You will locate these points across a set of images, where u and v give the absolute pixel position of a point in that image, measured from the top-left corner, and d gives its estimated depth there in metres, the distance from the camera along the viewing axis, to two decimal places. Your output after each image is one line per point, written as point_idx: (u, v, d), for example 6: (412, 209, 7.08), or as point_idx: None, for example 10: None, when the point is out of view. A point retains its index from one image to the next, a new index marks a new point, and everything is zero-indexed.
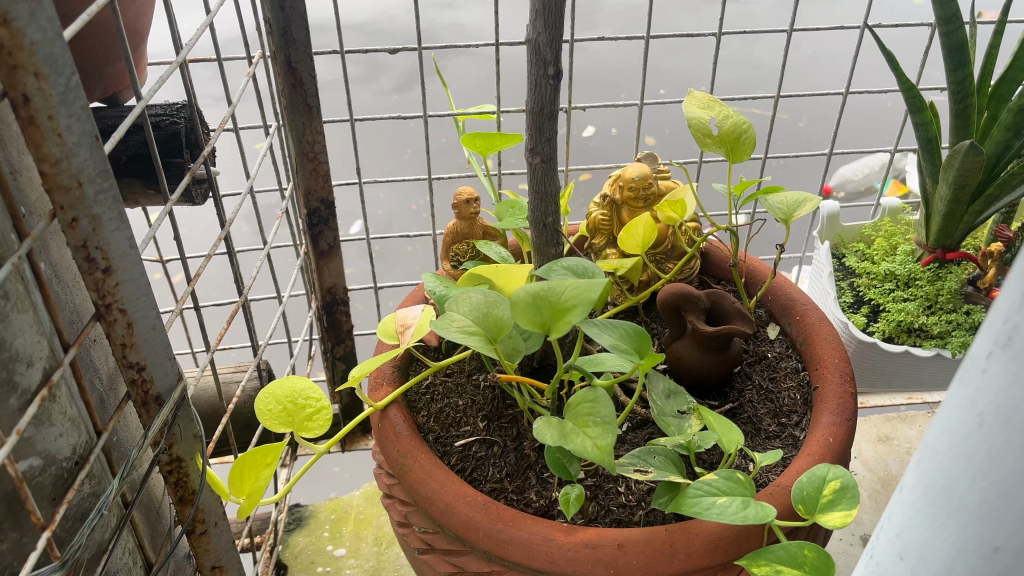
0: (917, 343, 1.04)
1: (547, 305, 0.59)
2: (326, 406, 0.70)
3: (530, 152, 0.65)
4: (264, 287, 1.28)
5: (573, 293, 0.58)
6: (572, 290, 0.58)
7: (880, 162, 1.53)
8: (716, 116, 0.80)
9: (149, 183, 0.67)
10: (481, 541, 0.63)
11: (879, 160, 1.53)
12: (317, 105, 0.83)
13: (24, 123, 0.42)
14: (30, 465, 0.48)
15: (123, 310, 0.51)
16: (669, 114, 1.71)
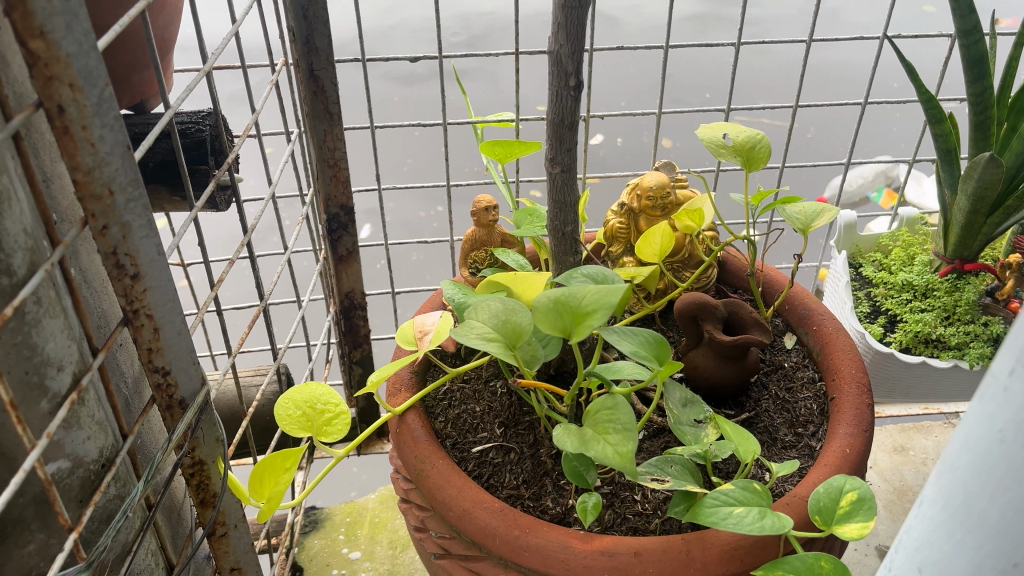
0: (935, 354, 1.03)
1: (568, 310, 0.59)
2: (345, 410, 0.71)
3: (549, 161, 0.65)
4: (284, 291, 1.29)
5: (593, 298, 0.59)
6: (592, 295, 0.59)
7: (875, 172, 1.52)
8: (731, 131, 0.79)
9: (175, 190, 0.67)
10: (498, 548, 0.64)
11: (874, 169, 1.52)
12: (338, 111, 0.84)
13: (59, 133, 0.43)
14: (58, 467, 0.49)
15: (150, 315, 0.52)
16: (687, 121, 1.71)
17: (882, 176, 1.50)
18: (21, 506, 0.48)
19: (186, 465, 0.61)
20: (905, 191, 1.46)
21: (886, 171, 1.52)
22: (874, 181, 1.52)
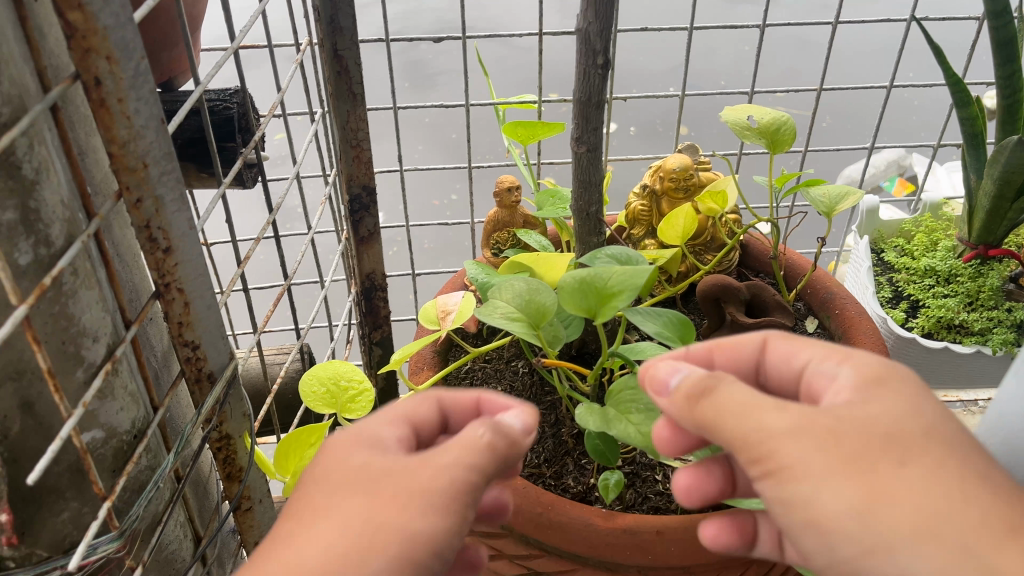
0: (957, 339, 1.03)
1: (594, 291, 0.59)
2: (368, 388, 0.72)
3: (575, 141, 0.65)
4: (307, 271, 1.30)
5: (620, 279, 0.59)
6: (618, 276, 0.59)
7: (887, 162, 1.50)
8: (755, 113, 0.79)
9: (203, 167, 0.68)
10: (520, 525, 0.64)
11: (885, 158, 1.50)
12: (361, 92, 0.84)
13: (95, 105, 0.43)
14: (93, 436, 0.50)
15: (182, 289, 0.52)
16: (708, 106, 1.70)
17: (894, 166, 1.48)
18: (57, 475, 0.49)
19: (214, 440, 0.62)
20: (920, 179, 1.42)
21: (897, 161, 1.50)
22: (886, 171, 1.50)
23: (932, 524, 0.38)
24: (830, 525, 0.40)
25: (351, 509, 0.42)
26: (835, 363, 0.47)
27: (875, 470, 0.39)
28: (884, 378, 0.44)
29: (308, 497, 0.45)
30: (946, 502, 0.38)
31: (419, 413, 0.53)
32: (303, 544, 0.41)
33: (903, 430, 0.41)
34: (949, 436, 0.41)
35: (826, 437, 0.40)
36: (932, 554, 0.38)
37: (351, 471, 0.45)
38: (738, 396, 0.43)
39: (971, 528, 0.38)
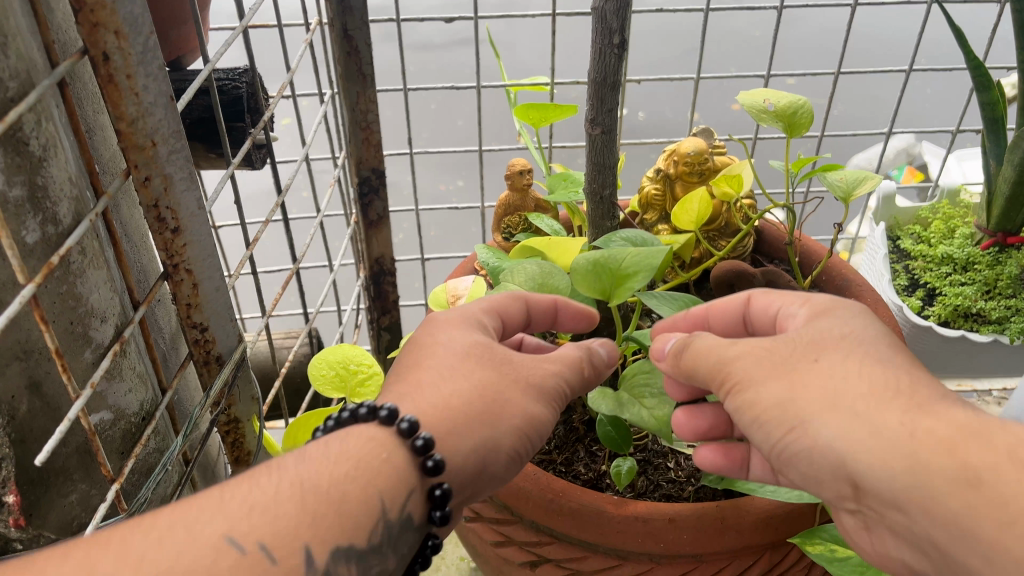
0: (974, 328, 1.01)
1: (608, 272, 0.59)
2: (377, 372, 0.71)
3: (590, 123, 0.64)
4: (316, 255, 1.29)
5: (634, 260, 0.58)
6: (632, 258, 0.58)
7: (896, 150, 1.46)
8: (772, 97, 0.78)
9: (212, 148, 0.67)
10: (531, 510, 0.63)
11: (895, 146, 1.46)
12: (371, 73, 0.83)
13: (103, 82, 0.42)
14: (102, 418, 0.50)
15: (190, 270, 0.52)
16: (721, 91, 1.68)
17: (903, 155, 1.44)
18: (65, 456, 0.48)
19: (222, 423, 0.62)
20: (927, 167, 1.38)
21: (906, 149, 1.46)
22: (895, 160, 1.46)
23: (834, 398, 0.44)
24: (759, 416, 0.47)
25: (482, 370, 0.51)
26: (792, 303, 0.54)
27: (795, 369, 0.47)
28: (830, 311, 0.51)
29: (425, 356, 0.53)
30: (845, 380, 0.45)
31: (512, 305, 0.59)
32: (441, 388, 0.50)
33: (825, 340, 0.48)
34: (864, 338, 0.48)
35: (769, 356, 0.48)
36: (836, 422, 0.44)
37: (472, 342, 0.53)
38: (705, 341, 0.51)
39: (866, 398, 0.44)
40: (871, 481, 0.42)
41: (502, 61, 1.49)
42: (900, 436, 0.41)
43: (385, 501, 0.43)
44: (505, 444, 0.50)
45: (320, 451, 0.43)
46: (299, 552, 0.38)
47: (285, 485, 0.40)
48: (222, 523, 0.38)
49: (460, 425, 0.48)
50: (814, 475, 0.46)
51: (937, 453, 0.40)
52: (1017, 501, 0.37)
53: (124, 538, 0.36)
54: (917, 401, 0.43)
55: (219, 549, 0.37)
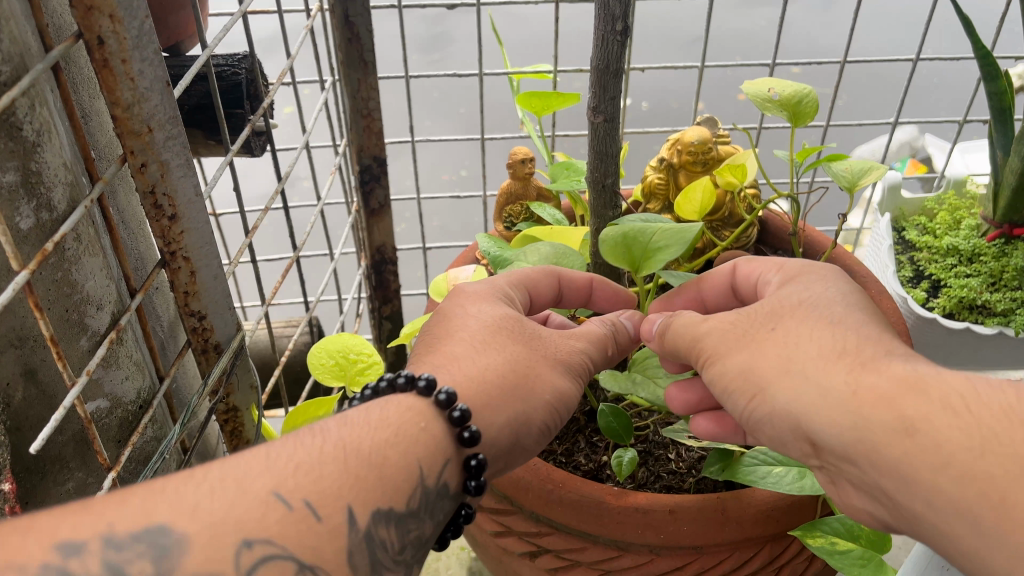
0: (979, 320, 1.00)
1: (639, 244, 0.59)
2: (378, 361, 0.71)
3: (592, 111, 0.63)
4: (317, 243, 1.29)
5: (666, 234, 0.58)
6: (664, 231, 0.58)
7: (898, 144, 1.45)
8: (777, 86, 0.77)
9: (210, 134, 0.66)
10: (530, 501, 0.62)
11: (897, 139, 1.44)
12: (372, 60, 0.82)
13: (98, 66, 0.42)
14: (98, 406, 0.50)
15: (188, 258, 0.51)
16: (727, 79, 1.66)
17: (905, 148, 1.43)
18: (61, 444, 0.48)
19: (221, 411, 0.61)
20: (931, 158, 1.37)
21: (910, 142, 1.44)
22: (898, 153, 1.45)
23: (786, 365, 0.48)
24: (725, 388, 0.51)
25: (513, 346, 0.53)
26: (767, 271, 0.57)
27: (755, 340, 0.51)
28: (797, 279, 0.54)
29: (456, 327, 0.55)
30: (796, 346, 0.49)
31: (541, 281, 0.62)
32: (474, 361, 0.51)
33: (784, 308, 0.52)
34: (819, 304, 0.51)
35: (737, 333, 0.52)
36: (791, 389, 0.47)
37: (502, 317, 0.55)
38: (685, 321, 0.55)
39: (813, 362, 0.47)
40: (823, 438, 0.46)
41: (505, 49, 1.47)
42: (841, 395, 0.45)
43: (423, 468, 0.44)
44: (535, 418, 0.52)
45: (363, 415, 0.44)
46: (343, 511, 0.39)
47: (330, 447, 0.41)
48: (270, 479, 0.38)
49: (494, 398, 0.50)
50: (780, 438, 0.50)
51: (874, 407, 0.43)
52: (949, 445, 0.40)
53: (179, 488, 0.37)
54: (859, 360, 0.46)
55: (268, 503, 0.37)
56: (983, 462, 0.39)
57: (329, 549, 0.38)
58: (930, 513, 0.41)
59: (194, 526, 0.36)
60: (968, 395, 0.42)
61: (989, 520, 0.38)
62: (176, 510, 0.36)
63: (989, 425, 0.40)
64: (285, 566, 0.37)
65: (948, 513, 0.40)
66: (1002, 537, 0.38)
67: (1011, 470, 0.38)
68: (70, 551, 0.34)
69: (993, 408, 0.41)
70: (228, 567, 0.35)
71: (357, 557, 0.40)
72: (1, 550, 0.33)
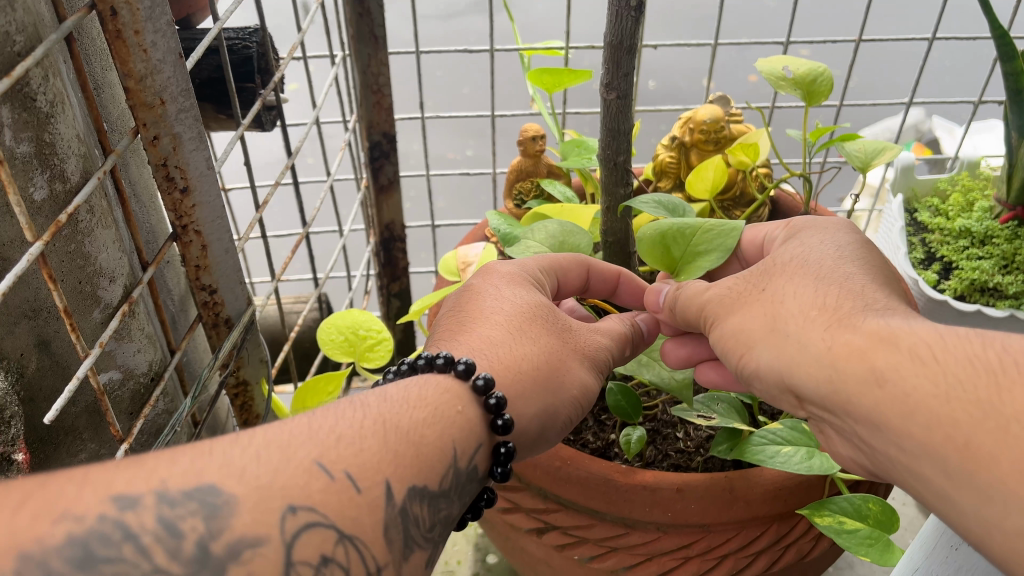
0: (991, 303, 1.00)
1: (677, 244, 0.61)
2: (387, 337, 0.71)
3: (605, 88, 0.63)
4: (327, 220, 1.29)
5: (707, 238, 0.60)
6: (706, 236, 0.60)
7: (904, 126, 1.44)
8: (790, 64, 0.76)
9: (221, 109, 0.66)
10: (539, 478, 0.63)
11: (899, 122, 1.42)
12: (383, 35, 0.82)
13: (111, 37, 0.42)
14: (110, 377, 0.50)
15: (199, 232, 0.51)
16: (739, 59, 1.65)
17: (911, 131, 1.42)
18: (75, 415, 0.48)
19: (231, 386, 0.62)
20: (940, 141, 1.36)
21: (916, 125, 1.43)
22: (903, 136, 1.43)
23: (772, 323, 0.49)
24: (723, 348, 0.52)
25: (546, 337, 0.53)
26: (774, 229, 0.58)
27: (748, 301, 0.51)
28: (800, 234, 0.54)
29: (490, 308, 0.55)
30: (781, 303, 0.49)
31: (572, 268, 0.62)
32: (510, 348, 0.51)
33: (778, 267, 0.51)
34: (812, 258, 0.51)
35: (735, 296, 0.52)
36: (774, 346, 0.48)
37: (536, 306, 0.55)
38: (696, 286, 0.56)
39: (797, 318, 0.47)
40: (806, 391, 0.46)
41: (515, 25, 1.46)
42: (819, 351, 0.45)
43: (457, 450, 0.44)
44: (561, 412, 0.52)
45: (402, 394, 0.43)
46: (380, 485, 0.38)
47: (369, 421, 0.40)
48: (314, 448, 0.37)
49: (529, 388, 0.50)
50: (771, 394, 0.50)
51: (848, 361, 0.43)
52: (915, 394, 0.39)
53: (225, 450, 0.36)
54: (838, 315, 0.46)
55: (311, 471, 0.36)
56: (948, 406, 0.38)
57: (368, 521, 0.37)
58: (908, 459, 0.40)
59: (242, 487, 0.35)
60: (936, 343, 0.41)
61: (957, 463, 0.37)
62: (224, 471, 0.35)
63: (957, 372, 0.39)
64: (326, 535, 0.35)
65: (922, 458, 0.39)
66: (970, 477, 0.37)
67: (975, 413, 0.37)
68: (125, 504, 0.33)
69: (962, 356, 0.39)
70: (273, 531, 0.34)
71: (391, 532, 0.38)
72: (55, 501, 0.32)
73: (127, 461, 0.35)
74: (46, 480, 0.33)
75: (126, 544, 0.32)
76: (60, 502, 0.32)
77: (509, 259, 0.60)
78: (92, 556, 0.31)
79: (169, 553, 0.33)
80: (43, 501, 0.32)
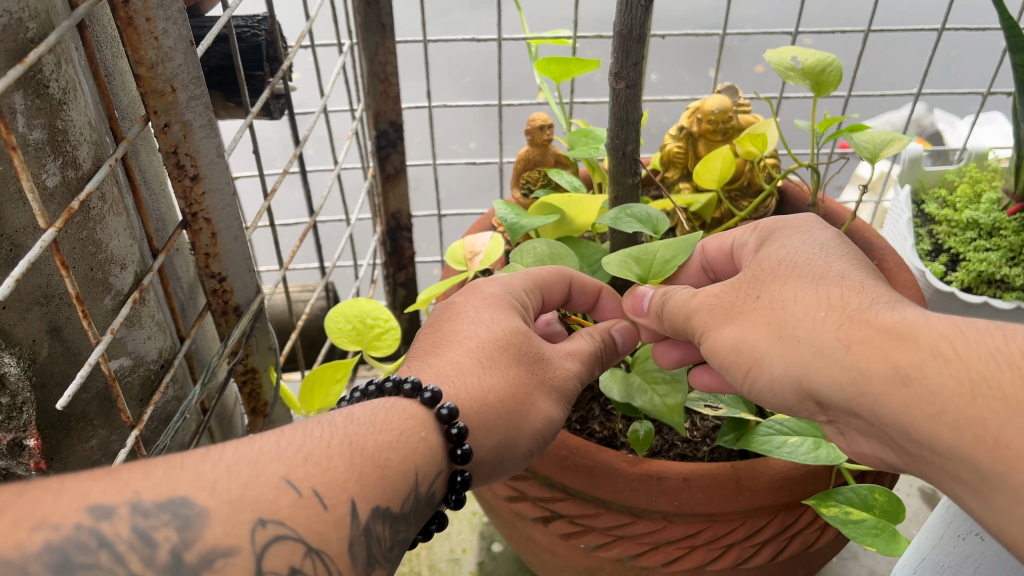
0: (997, 295, 0.99)
1: (644, 263, 0.62)
2: (394, 326, 0.71)
3: (614, 77, 0.63)
4: (335, 208, 1.29)
5: (669, 249, 0.61)
6: (666, 248, 0.61)
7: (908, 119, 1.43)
8: (800, 55, 0.76)
9: (231, 96, 0.66)
10: (546, 466, 0.63)
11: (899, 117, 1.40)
12: (391, 23, 0.81)
13: (123, 24, 0.42)
14: (121, 364, 0.50)
15: (209, 219, 0.51)
16: (749, 48, 1.64)
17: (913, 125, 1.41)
18: (86, 402, 0.48)
19: (240, 373, 0.62)
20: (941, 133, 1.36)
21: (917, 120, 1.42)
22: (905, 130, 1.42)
23: (778, 330, 0.48)
24: (722, 362, 0.51)
25: (515, 366, 0.53)
26: (743, 233, 0.57)
27: (743, 311, 0.50)
28: (774, 235, 0.54)
29: (463, 333, 0.54)
30: (784, 308, 0.48)
31: (557, 283, 0.61)
32: (477, 377, 0.51)
33: (768, 271, 0.51)
34: (799, 260, 0.50)
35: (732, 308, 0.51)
36: (785, 355, 0.47)
37: (510, 332, 0.54)
38: (680, 297, 0.55)
39: (804, 322, 0.47)
40: (828, 394, 0.45)
41: (524, 14, 1.45)
42: (837, 351, 0.44)
43: (419, 476, 0.44)
44: (521, 444, 0.51)
45: (368, 415, 0.44)
46: (346, 504, 0.39)
47: (336, 441, 0.41)
48: (283, 465, 0.38)
49: (491, 420, 0.49)
50: (787, 404, 0.49)
51: (870, 360, 0.43)
52: (943, 392, 0.39)
53: (196, 465, 0.37)
54: (848, 313, 0.45)
55: (279, 488, 0.37)
56: (975, 405, 0.38)
57: (335, 536, 0.38)
58: (938, 459, 0.40)
59: (214, 501, 0.36)
60: (957, 339, 0.41)
61: (988, 462, 0.37)
62: (196, 485, 0.36)
63: (981, 368, 0.39)
64: (294, 548, 0.36)
65: (951, 461, 0.39)
66: (1000, 480, 0.37)
67: (1003, 411, 0.37)
68: (101, 514, 0.34)
69: (984, 350, 0.40)
70: (244, 542, 0.35)
71: (356, 549, 0.39)
72: (30, 510, 0.33)
73: (103, 472, 0.36)
74: (23, 490, 0.33)
75: (103, 551, 0.33)
76: (38, 511, 0.33)
77: (498, 276, 0.60)
78: (70, 564, 0.32)
79: (143, 560, 0.34)
80: (22, 508, 0.33)
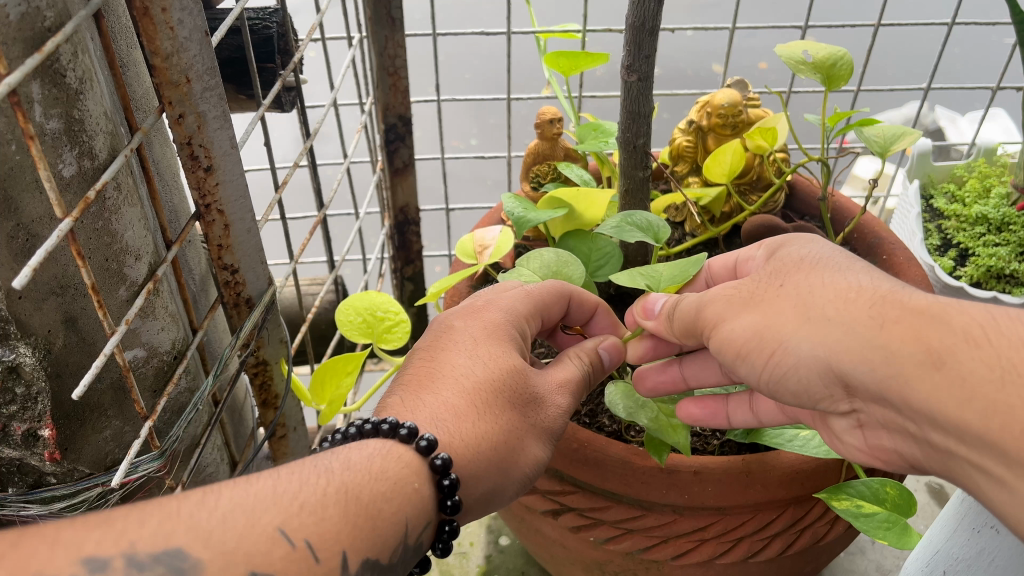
0: (1006, 290, 0.99)
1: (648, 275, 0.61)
2: (405, 320, 0.71)
3: (626, 70, 0.63)
4: (343, 202, 1.29)
5: (674, 268, 0.61)
6: (670, 269, 0.61)
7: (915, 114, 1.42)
8: (811, 49, 0.76)
9: (243, 89, 0.67)
10: (557, 461, 0.63)
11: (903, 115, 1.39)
12: (400, 17, 0.81)
13: (139, 15, 0.42)
14: (135, 354, 0.51)
15: (222, 211, 0.51)
16: (757, 42, 1.64)
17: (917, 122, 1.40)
18: (100, 392, 0.49)
19: (252, 366, 0.62)
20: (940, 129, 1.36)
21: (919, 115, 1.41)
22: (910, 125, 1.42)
23: (804, 311, 0.47)
24: (741, 349, 0.51)
25: (508, 410, 0.52)
26: (749, 252, 0.58)
27: (764, 299, 0.50)
28: (783, 246, 0.54)
29: (457, 369, 0.53)
30: (811, 292, 0.48)
31: (553, 303, 0.61)
32: (471, 423, 0.51)
33: (789, 266, 0.51)
34: (821, 256, 0.51)
35: (751, 300, 0.50)
36: (812, 336, 0.46)
37: (506, 369, 0.54)
38: (690, 301, 0.54)
39: (835, 302, 0.46)
40: (855, 375, 0.45)
41: (531, 7, 1.45)
42: (869, 329, 0.44)
43: (409, 524, 0.44)
44: (509, 489, 0.52)
45: (365, 462, 0.44)
46: (338, 556, 0.39)
47: (332, 489, 0.41)
48: (278, 515, 0.39)
49: (482, 469, 0.50)
50: (807, 385, 0.49)
51: (904, 340, 0.42)
52: (972, 377, 0.40)
53: (192, 513, 0.38)
54: (880, 293, 0.45)
55: (273, 539, 0.38)
56: (1004, 391, 0.39)
57: None
58: (966, 449, 0.41)
59: (208, 553, 0.36)
60: (988, 324, 0.41)
61: (1018, 451, 0.38)
62: (192, 535, 0.37)
63: (1012, 355, 0.39)
64: None
65: (982, 449, 0.40)
66: None
67: None
68: (96, 565, 0.35)
69: (1014, 338, 0.40)
70: None
71: None
72: (28, 563, 0.34)
73: (95, 519, 0.37)
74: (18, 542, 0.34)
75: None
76: (34, 564, 0.34)
77: (495, 300, 0.59)
78: None
79: None
80: (19, 560, 0.34)
